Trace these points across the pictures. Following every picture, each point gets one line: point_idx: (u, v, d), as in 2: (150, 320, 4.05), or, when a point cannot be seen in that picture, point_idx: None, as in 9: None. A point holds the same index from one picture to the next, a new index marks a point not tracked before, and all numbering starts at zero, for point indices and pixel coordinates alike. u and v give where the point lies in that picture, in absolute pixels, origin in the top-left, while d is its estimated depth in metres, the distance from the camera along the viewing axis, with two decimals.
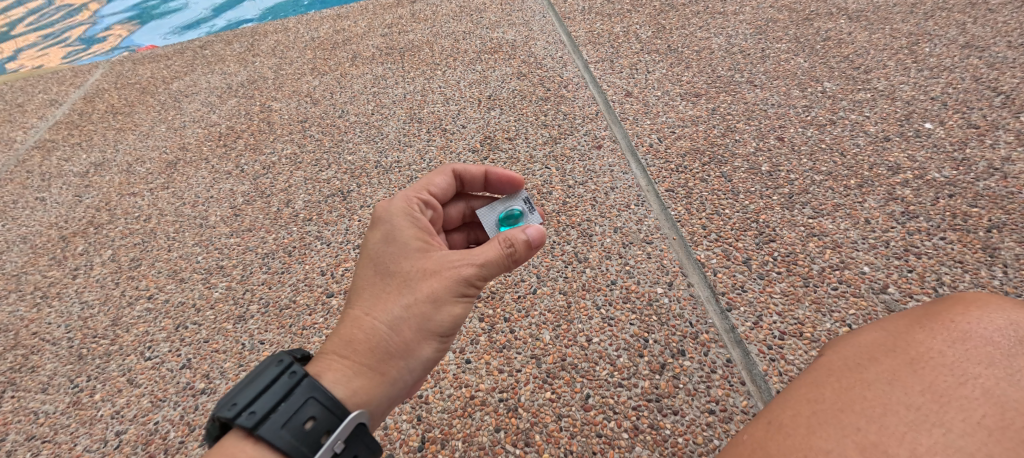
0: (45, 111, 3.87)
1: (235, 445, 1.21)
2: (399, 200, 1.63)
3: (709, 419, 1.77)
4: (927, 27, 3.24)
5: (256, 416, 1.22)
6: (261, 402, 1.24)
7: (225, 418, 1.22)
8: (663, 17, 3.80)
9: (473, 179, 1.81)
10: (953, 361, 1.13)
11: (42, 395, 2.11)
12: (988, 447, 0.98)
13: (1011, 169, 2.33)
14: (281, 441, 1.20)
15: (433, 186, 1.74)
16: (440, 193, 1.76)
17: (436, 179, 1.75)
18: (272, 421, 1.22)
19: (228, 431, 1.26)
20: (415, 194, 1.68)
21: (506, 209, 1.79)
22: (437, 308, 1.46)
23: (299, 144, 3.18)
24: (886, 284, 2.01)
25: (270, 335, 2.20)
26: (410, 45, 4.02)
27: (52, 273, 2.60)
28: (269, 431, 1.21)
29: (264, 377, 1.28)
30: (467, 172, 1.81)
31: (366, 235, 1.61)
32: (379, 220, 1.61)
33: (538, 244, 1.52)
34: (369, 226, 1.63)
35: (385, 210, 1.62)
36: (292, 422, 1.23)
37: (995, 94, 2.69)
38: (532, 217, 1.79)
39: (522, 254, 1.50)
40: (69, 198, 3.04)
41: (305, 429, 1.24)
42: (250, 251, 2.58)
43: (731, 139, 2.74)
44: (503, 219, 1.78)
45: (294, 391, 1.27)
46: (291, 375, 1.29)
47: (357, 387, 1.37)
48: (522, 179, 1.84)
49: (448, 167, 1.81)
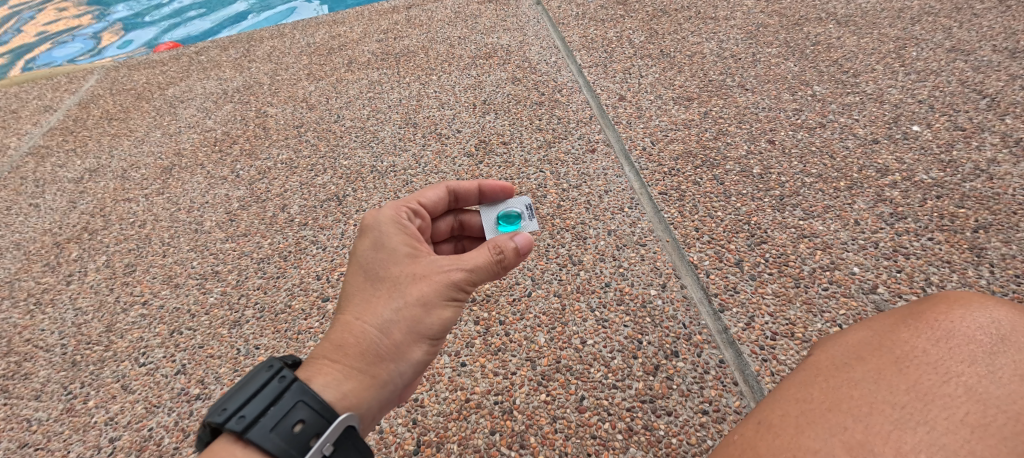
0: (39, 117, 3.86)
1: (225, 447, 1.22)
2: (389, 208, 1.64)
3: (702, 420, 1.79)
4: (914, 32, 3.30)
5: (245, 420, 1.23)
6: (250, 406, 1.25)
7: (215, 423, 1.23)
8: (656, 23, 3.84)
9: (467, 195, 1.83)
10: (936, 360, 1.16)
11: (34, 402, 2.10)
12: (972, 445, 0.99)
13: (997, 171, 2.37)
14: (270, 444, 1.21)
15: (423, 197, 1.75)
16: (432, 208, 1.77)
17: (427, 192, 1.77)
18: (261, 425, 1.22)
19: (219, 436, 1.26)
20: (406, 204, 1.69)
21: (505, 210, 1.83)
22: (427, 311, 1.48)
23: (295, 149, 3.19)
24: (875, 284, 2.04)
25: (265, 340, 2.20)
26: (405, 50, 4.05)
27: (45, 280, 2.60)
28: (258, 434, 1.22)
29: (253, 381, 1.29)
30: (460, 188, 1.82)
31: (356, 242, 1.62)
32: (368, 228, 1.61)
33: (527, 251, 1.53)
34: (358, 233, 1.64)
35: (375, 217, 1.62)
36: (281, 425, 1.24)
37: (981, 97, 2.74)
38: (530, 222, 1.80)
39: (512, 261, 1.51)
40: (63, 204, 3.03)
41: (293, 432, 1.24)
42: (246, 256, 2.58)
43: (722, 142, 2.77)
44: (502, 220, 1.81)
45: (284, 396, 1.28)
46: (280, 380, 1.30)
47: (348, 390, 1.37)
48: (513, 187, 1.86)
49: (441, 182, 1.82)
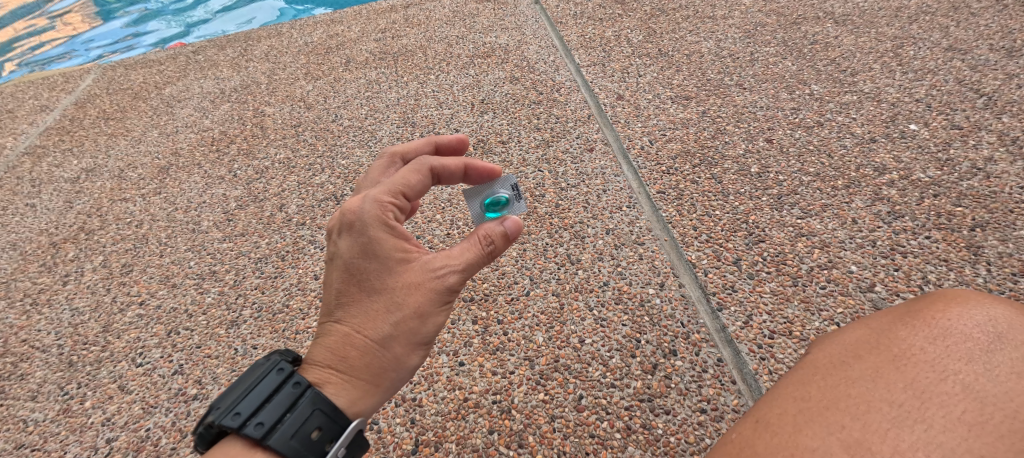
0: (35, 117, 3.85)
1: (243, 453, 1.21)
2: (373, 206, 1.50)
3: (701, 418, 1.79)
4: (912, 31, 3.30)
5: (264, 427, 1.23)
6: (268, 412, 1.24)
7: (231, 427, 1.22)
8: (654, 22, 3.84)
9: (452, 174, 1.64)
10: (934, 358, 1.15)
11: (30, 403, 2.10)
12: (969, 443, 1.00)
13: (994, 169, 2.37)
14: (291, 450, 1.22)
15: (407, 185, 1.56)
16: (417, 196, 1.59)
17: (410, 178, 1.56)
18: (281, 432, 1.23)
19: (227, 442, 1.25)
20: (388, 198, 1.52)
21: (492, 195, 1.70)
22: (425, 321, 1.46)
23: (292, 149, 3.19)
24: (873, 282, 2.04)
25: (263, 340, 2.20)
26: (403, 50, 4.04)
27: (42, 280, 2.59)
28: (278, 440, 1.22)
29: (265, 386, 1.30)
30: (445, 168, 1.62)
31: (340, 244, 1.50)
32: (352, 230, 1.49)
33: (516, 235, 1.52)
34: (339, 233, 1.51)
35: (358, 217, 1.49)
36: (301, 431, 1.25)
37: (978, 96, 2.75)
38: (518, 205, 1.70)
39: (501, 247, 1.51)
40: (59, 204, 3.02)
41: (311, 438, 1.27)
42: (243, 256, 2.58)
43: (720, 141, 2.77)
44: (489, 206, 1.70)
45: (299, 402, 1.29)
46: (294, 386, 1.31)
47: (356, 398, 1.39)
48: (500, 170, 1.79)
49: (423, 162, 1.60)
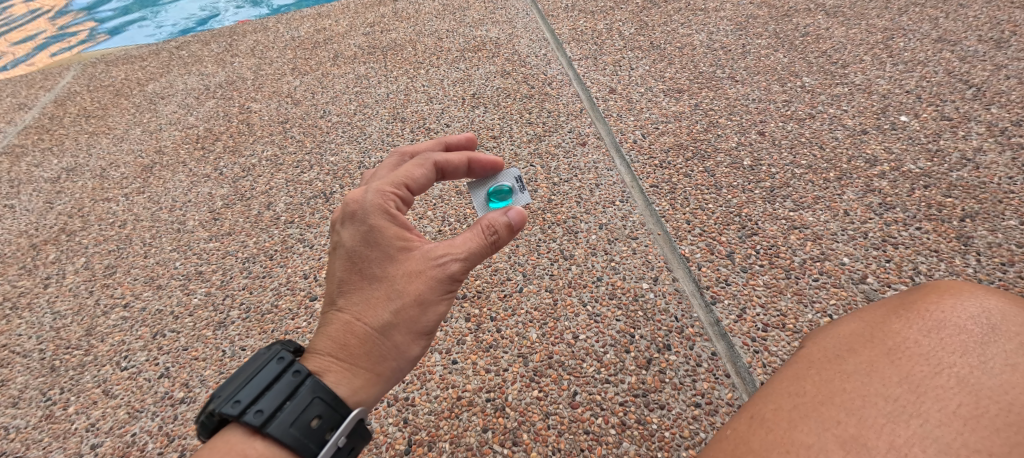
0: (13, 116, 3.76)
1: (242, 441, 1.19)
2: (374, 196, 1.48)
3: (695, 412, 1.78)
4: (902, 22, 3.30)
5: (263, 415, 1.20)
6: (267, 400, 1.22)
7: (230, 415, 1.20)
8: (646, 15, 3.81)
9: (455, 169, 1.62)
10: (928, 350, 1.14)
11: (12, 409, 2.04)
12: (964, 437, 0.98)
13: (983, 160, 2.38)
14: (290, 439, 1.19)
15: (411, 179, 1.56)
16: (420, 189, 1.59)
17: (414, 172, 1.56)
18: (279, 420, 1.20)
19: (225, 430, 1.23)
20: (392, 189, 1.51)
21: (495, 185, 1.68)
22: (425, 310, 1.42)
23: (280, 146, 3.14)
24: (865, 274, 2.04)
25: (251, 341, 2.16)
26: (392, 44, 3.99)
27: (22, 283, 2.52)
28: (278, 429, 1.20)
29: (265, 374, 1.27)
30: (449, 163, 1.61)
31: (341, 233, 1.48)
32: (353, 219, 1.47)
33: (520, 227, 1.46)
34: (341, 223, 1.48)
35: (359, 207, 1.47)
36: (300, 420, 1.22)
37: (967, 87, 2.75)
38: (523, 196, 1.67)
39: (504, 238, 1.45)
40: (40, 205, 2.95)
41: (311, 427, 1.23)
42: (230, 256, 2.53)
43: (713, 134, 2.76)
44: (493, 195, 1.68)
45: (299, 391, 1.26)
46: (294, 374, 1.29)
47: (358, 386, 1.36)
48: (503, 161, 1.72)
49: (426, 157, 1.60)
